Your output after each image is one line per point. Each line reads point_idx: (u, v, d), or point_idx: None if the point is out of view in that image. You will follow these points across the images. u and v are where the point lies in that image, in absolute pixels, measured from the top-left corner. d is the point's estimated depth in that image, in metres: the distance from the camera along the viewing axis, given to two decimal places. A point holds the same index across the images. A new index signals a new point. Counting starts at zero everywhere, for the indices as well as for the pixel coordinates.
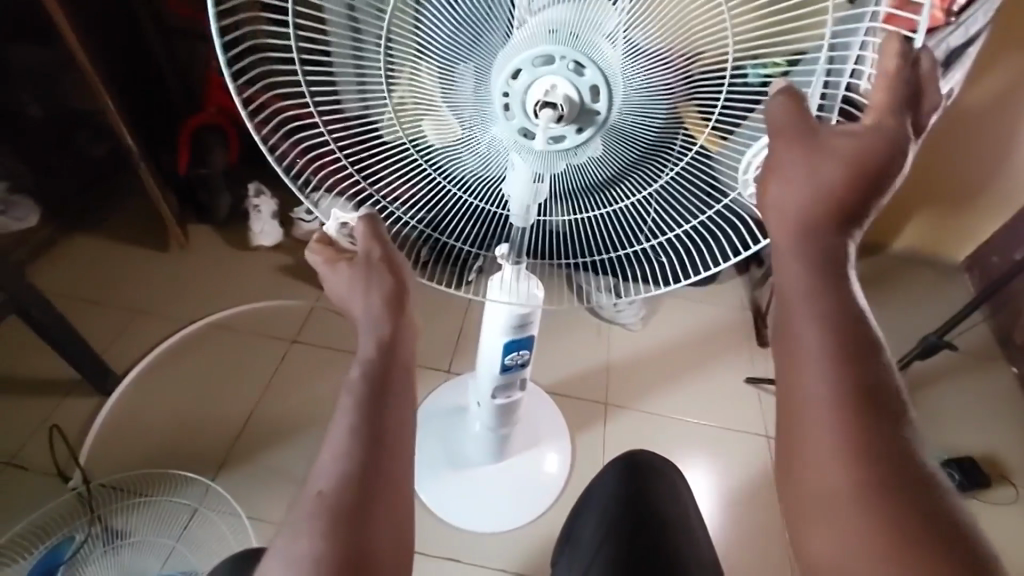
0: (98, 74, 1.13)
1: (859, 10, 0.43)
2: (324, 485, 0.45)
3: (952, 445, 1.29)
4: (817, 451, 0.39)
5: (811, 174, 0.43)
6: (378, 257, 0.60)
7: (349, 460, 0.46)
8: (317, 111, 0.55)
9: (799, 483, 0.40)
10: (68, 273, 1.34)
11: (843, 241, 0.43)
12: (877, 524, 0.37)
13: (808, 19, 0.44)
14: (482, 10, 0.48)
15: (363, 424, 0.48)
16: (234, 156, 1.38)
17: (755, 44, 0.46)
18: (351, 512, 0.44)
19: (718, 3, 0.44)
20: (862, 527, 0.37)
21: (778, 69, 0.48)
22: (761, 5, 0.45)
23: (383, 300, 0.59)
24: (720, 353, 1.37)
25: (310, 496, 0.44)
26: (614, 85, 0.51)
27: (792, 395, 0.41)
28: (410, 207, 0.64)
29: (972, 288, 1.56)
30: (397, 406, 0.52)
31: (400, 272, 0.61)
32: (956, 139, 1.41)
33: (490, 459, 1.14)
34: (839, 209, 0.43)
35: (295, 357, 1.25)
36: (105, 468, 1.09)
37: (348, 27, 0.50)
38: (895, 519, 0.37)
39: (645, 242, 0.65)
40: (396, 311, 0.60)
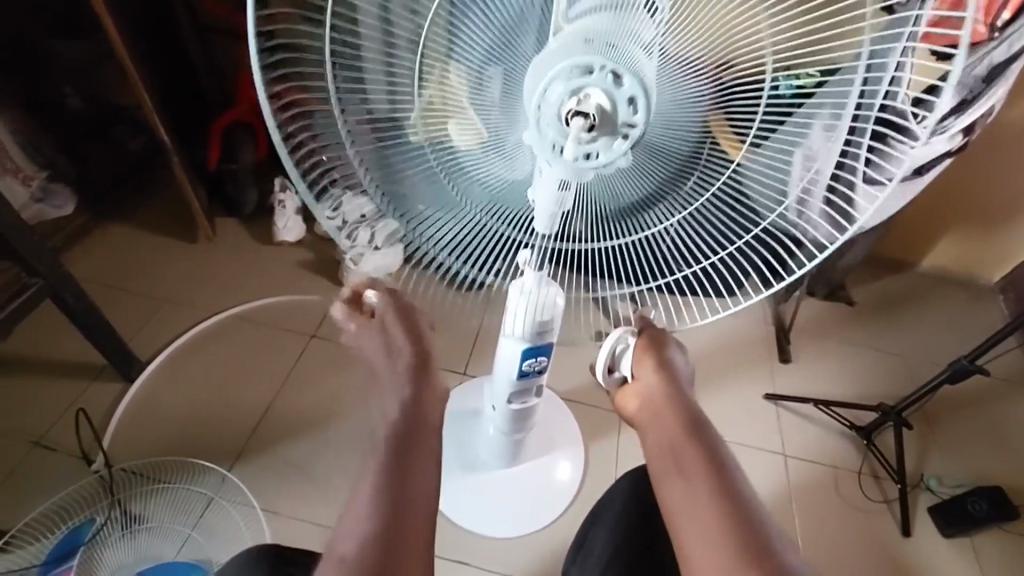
0: (137, 69, 1.17)
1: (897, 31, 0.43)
2: None
3: (979, 473, 1.25)
4: (687, 481, 0.59)
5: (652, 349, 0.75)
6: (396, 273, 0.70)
7: None
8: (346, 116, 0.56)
9: (677, 507, 0.57)
10: (99, 261, 1.38)
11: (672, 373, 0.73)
12: (722, 518, 0.55)
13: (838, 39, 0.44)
14: (515, 12, 0.49)
15: None
16: (263, 152, 1.40)
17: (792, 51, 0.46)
18: None
19: (753, 7, 0.44)
20: (712, 523, 0.54)
21: (811, 80, 0.48)
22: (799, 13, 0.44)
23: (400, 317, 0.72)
24: (740, 367, 1.35)
25: None
26: (649, 95, 0.50)
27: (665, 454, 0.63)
28: (429, 212, 0.64)
29: (1006, 311, 1.51)
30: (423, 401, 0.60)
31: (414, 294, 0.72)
32: (996, 156, 1.36)
33: (501, 463, 1.13)
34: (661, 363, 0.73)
35: (313, 352, 1.27)
36: (127, 453, 1.11)
37: (378, 23, 0.51)
38: (730, 514, 0.55)
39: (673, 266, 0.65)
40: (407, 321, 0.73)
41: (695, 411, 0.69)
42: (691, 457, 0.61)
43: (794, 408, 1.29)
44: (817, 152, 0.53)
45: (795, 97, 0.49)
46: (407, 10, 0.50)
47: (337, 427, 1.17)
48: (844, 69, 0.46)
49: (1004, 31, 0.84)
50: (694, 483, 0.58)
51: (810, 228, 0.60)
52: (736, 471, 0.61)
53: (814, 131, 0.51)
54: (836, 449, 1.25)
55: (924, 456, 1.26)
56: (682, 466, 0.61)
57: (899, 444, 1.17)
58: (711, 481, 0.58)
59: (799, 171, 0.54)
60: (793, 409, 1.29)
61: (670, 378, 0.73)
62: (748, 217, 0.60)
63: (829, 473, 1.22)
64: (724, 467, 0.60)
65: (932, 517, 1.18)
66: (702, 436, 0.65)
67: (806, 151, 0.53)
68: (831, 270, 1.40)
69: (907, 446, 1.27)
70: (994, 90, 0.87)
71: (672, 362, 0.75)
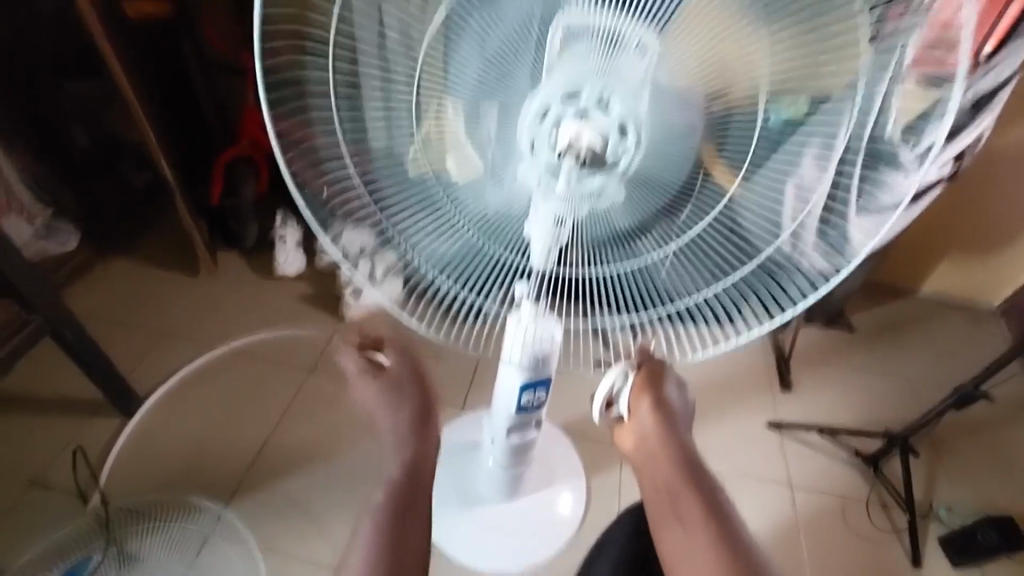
0: (143, 108, 1.19)
1: (887, 53, 0.45)
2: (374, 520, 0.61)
3: (989, 502, 1.22)
4: (689, 528, 0.67)
5: (647, 386, 0.76)
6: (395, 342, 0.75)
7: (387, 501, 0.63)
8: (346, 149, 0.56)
9: (680, 552, 0.66)
10: (102, 296, 1.39)
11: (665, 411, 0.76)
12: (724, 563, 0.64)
13: (833, 64, 0.46)
14: (511, 49, 0.50)
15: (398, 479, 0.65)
16: (263, 187, 1.42)
17: (789, 80, 0.46)
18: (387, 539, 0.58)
19: (740, 38, 0.45)
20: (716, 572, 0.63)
21: (802, 109, 0.49)
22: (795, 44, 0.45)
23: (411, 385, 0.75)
24: (741, 396, 1.34)
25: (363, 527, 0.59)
26: (639, 128, 0.52)
27: (667, 502, 0.71)
28: (421, 239, 0.64)
29: (1008, 334, 1.51)
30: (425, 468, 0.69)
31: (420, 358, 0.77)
32: (989, 182, 1.37)
33: (501, 498, 1.11)
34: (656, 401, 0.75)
35: (312, 386, 1.27)
36: (123, 492, 1.10)
37: (376, 55, 0.50)
38: (730, 557, 0.64)
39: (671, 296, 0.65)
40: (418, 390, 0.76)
41: (685, 443, 0.76)
42: (686, 498, 0.70)
43: (798, 437, 1.28)
44: (808, 183, 0.53)
45: (786, 128, 0.50)
46: (403, 48, 0.50)
47: (335, 462, 1.16)
48: (833, 98, 0.47)
49: (988, 62, 0.85)
50: (682, 517, 0.69)
51: (806, 258, 0.60)
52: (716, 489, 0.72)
53: (804, 161, 0.52)
54: (843, 479, 1.23)
55: (932, 486, 1.24)
56: (676, 509, 0.70)
57: (905, 474, 1.15)
58: (708, 526, 0.67)
59: (791, 204, 0.55)
60: (797, 438, 1.27)
61: (662, 420, 0.75)
62: (748, 246, 0.60)
63: (836, 504, 1.19)
64: (711, 496, 0.70)
65: (943, 549, 1.15)
66: (689, 470, 0.73)
67: (797, 181, 0.53)
68: (830, 296, 1.40)
69: (914, 474, 1.25)
70: (983, 117, 0.89)
71: (668, 400, 0.77)
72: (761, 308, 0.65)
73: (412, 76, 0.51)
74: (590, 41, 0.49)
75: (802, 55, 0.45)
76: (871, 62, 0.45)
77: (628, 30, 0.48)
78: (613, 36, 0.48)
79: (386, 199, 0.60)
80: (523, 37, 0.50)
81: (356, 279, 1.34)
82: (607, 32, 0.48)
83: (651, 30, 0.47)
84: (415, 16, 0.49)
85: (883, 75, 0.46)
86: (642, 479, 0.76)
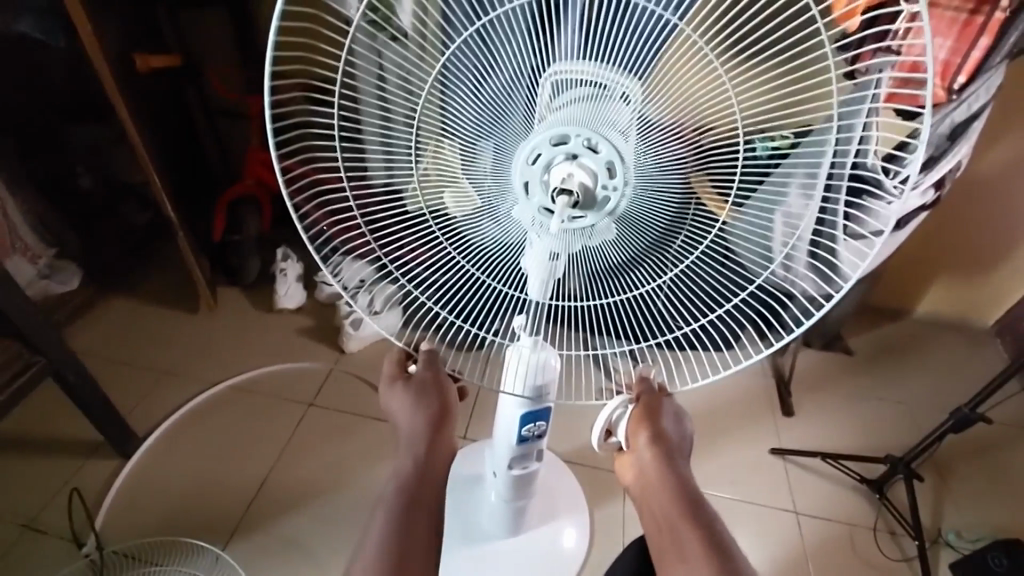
0: (149, 151, 1.22)
1: (862, 92, 0.47)
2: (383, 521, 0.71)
3: (999, 526, 1.20)
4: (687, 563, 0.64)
5: (642, 418, 0.74)
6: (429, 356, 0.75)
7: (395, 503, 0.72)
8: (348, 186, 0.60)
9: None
10: (102, 334, 1.39)
11: (663, 441, 0.74)
12: None
13: (810, 103, 0.47)
14: (504, 93, 0.51)
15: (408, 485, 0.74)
16: (266, 224, 1.46)
17: (765, 116, 0.49)
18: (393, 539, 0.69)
19: (718, 76, 0.47)
20: None
21: (785, 142, 0.51)
22: (772, 87, 0.47)
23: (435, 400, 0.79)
24: (742, 422, 1.33)
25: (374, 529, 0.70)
26: (626, 169, 0.54)
27: (665, 537, 0.68)
28: (428, 270, 0.67)
29: (1004, 354, 1.51)
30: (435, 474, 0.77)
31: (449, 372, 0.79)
32: (976, 205, 1.40)
33: (505, 533, 1.09)
34: (653, 431, 0.73)
35: (312, 421, 1.26)
36: (121, 534, 1.08)
37: (376, 95, 0.54)
38: None
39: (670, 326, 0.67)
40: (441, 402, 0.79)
41: (684, 475, 0.73)
42: (687, 533, 0.66)
43: (802, 462, 1.27)
44: (796, 211, 0.55)
45: (773, 155, 0.51)
46: (402, 91, 0.53)
47: (335, 498, 1.15)
48: (813, 133, 0.49)
49: (962, 93, 0.88)
50: (682, 548, 0.66)
51: (797, 283, 0.62)
52: (718, 525, 0.68)
53: (792, 190, 0.53)
54: (849, 505, 1.21)
55: (939, 509, 1.22)
56: (679, 544, 0.66)
57: (911, 497, 1.14)
58: (710, 561, 0.63)
59: (782, 229, 0.57)
60: (801, 463, 1.27)
61: (658, 452, 0.73)
62: (738, 273, 0.62)
63: (844, 532, 1.18)
64: (713, 531, 0.67)
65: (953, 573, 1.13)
66: (690, 500, 0.70)
67: (785, 211, 0.55)
68: (825, 320, 1.41)
69: (921, 498, 1.24)
70: (960, 145, 0.92)
71: (667, 432, 0.74)
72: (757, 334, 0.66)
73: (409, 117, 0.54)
74: (577, 90, 0.50)
75: (779, 95, 0.47)
76: (843, 103, 0.47)
77: (614, 81, 0.49)
78: (600, 85, 0.49)
79: (389, 231, 0.64)
80: (516, 82, 0.51)
81: (355, 312, 1.35)
82: (595, 82, 0.49)
83: (634, 79, 0.48)
84: (412, 62, 0.52)
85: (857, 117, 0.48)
86: (643, 514, 0.73)
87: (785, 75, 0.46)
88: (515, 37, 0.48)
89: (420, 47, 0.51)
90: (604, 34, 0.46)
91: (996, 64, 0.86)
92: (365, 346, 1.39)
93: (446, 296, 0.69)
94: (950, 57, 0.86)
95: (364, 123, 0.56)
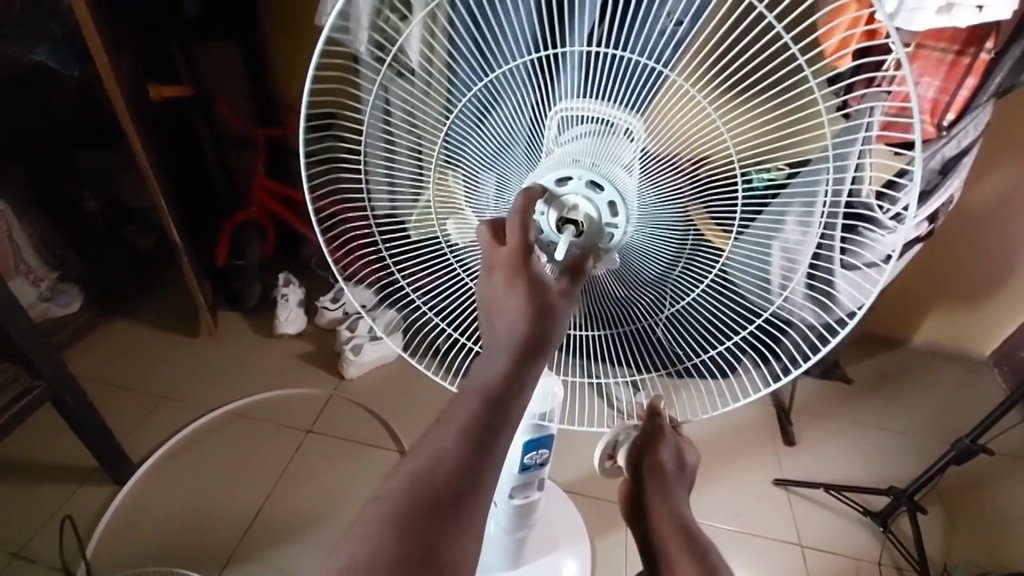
0: (158, 177, 1.24)
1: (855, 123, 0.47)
2: (388, 491, 0.43)
3: (1006, 559, 1.19)
4: None
5: (640, 434, 0.70)
6: (502, 260, 0.52)
7: (445, 458, 0.44)
8: (374, 217, 0.66)
9: None
10: (101, 357, 1.39)
11: (658, 462, 0.67)
12: None
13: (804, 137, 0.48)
14: (506, 129, 0.56)
15: (457, 452, 0.44)
16: (269, 250, 1.48)
17: (755, 153, 0.50)
18: (424, 520, 0.41)
19: (714, 123, 0.49)
20: None
21: (779, 176, 0.52)
22: (761, 123, 0.48)
23: (513, 349, 0.49)
24: (745, 451, 1.32)
25: (377, 495, 0.43)
26: (629, 203, 0.56)
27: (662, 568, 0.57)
28: (435, 297, 0.70)
29: (1004, 384, 1.52)
30: (497, 446, 0.46)
31: (524, 325, 0.50)
32: (970, 236, 1.42)
33: (504, 566, 1.07)
34: (648, 449, 0.68)
35: (309, 448, 1.24)
36: (111, 565, 1.05)
37: (382, 127, 0.59)
38: None
39: (675, 355, 0.68)
40: (528, 358, 0.50)
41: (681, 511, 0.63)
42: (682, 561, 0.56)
43: (804, 493, 1.25)
44: (792, 243, 0.56)
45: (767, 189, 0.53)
46: (407, 123, 0.58)
47: (332, 526, 1.13)
48: (808, 167, 0.51)
49: (952, 129, 0.92)
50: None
51: (797, 311, 0.62)
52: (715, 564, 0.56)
53: (787, 223, 0.54)
54: (855, 538, 1.20)
55: (948, 543, 1.20)
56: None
57: (915, 531, 1.12)
58: None
59: (778, 260, 0.58)
60: (804, 495, 1.25)
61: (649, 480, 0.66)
62: (741, 308, 0.62)
63: (851, 566, 1.16)
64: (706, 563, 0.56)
65: None
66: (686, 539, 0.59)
67: (783, 241, 0.56)
68: None
69: (926, 532, 1.22)
70: (951, 179, 0.95)
71: (665, 458, 0.68)
72: (760, 358, 0.66)
73: (409, 145, 0.59)
74: (584, 126, 0.53)
75: (771, 133, 0.49)
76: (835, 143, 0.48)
77: (617, 117, 0.51)
78: (607, 122, 0.52)
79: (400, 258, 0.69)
80: (518, 116, 0.55)
81: (356, 337, 1.36)
82: (602, 119, 0.52)
83: (636, 115, 0.51)
84: (417, 98, 0.57)
85: (851, 147, 0.48)
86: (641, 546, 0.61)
87: (776, 113, 0.48)
88: (518, 77, 0.52)
89: (425, 81, 0.56)
90: (603, 73, 0.49)
91: (983, 102, 0.89)
92: (365, 372, 1.39)
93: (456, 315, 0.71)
94: (938, 96, 0.89)
95: (370, 156, 0.61)
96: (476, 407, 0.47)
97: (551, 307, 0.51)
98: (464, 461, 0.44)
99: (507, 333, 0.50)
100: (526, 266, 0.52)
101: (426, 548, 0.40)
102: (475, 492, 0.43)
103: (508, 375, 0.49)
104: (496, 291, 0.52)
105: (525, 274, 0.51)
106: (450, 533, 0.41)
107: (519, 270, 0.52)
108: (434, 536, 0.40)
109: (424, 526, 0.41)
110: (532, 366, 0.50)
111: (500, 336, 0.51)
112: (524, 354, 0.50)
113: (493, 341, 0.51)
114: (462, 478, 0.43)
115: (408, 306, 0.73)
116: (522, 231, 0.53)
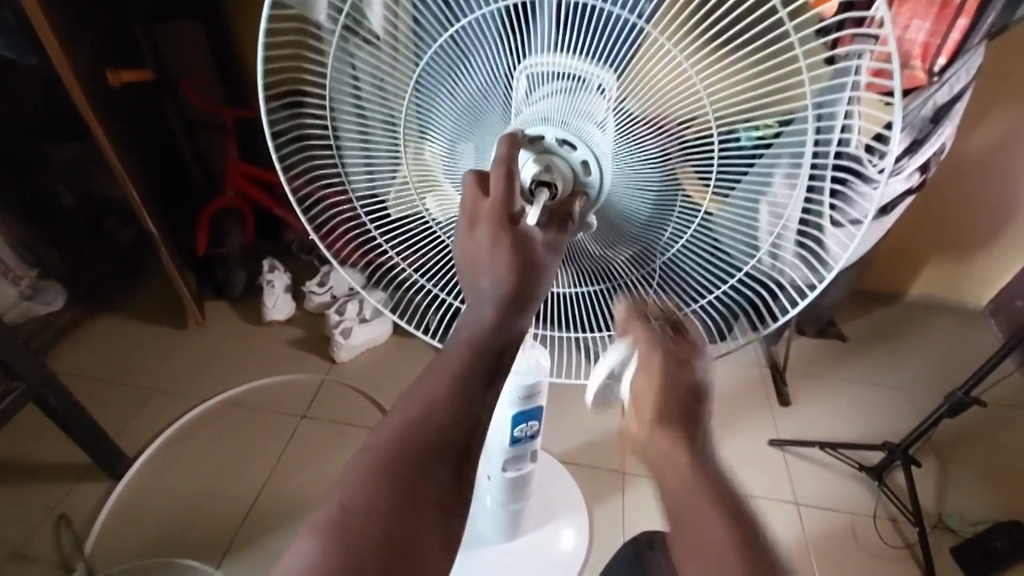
0: (125, 166, 1.20)
1: (844, 65, 0.44)
2: (373, 440, 0.43)
3: (993, 506, 1.21)
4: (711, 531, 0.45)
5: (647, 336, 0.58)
6: (486, 210, 0.51)
7: (433, 407, 0.44)
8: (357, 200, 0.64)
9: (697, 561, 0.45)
10: (88, 355, 1.37)
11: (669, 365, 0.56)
12: None
13: (783, 85, 0.45)
14: (479, 93, 0.53)
15: (445, 399, 0.44)
16: (251, 236, 1.46)
17: (741, 111, 0.47)
18: (412, 470, 0.41)
19: (690, 80, 0.46)
20: None
21: (769, 131, 0.48)
22: (745, 69, 0.45)
23: (501, 302, 0.49)
24: (740, 414, 1.33)
25: (362, 445, 0.43)
26: (602, 163, 0.54)
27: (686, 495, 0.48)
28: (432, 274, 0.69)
29: (999, 334, 1.52)
30: (487, 393, 0.46)
31: (509, 281, 0.49)
32: (966, 183, 1.38)
33: (504, 537, 1.08)
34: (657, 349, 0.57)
35: (304, 434, 1.24)
36: (112, 558, 1.06)
37: (349, 95, 0.56)
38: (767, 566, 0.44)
39: None
40: (515, 310, 0.49)
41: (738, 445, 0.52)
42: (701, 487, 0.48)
43: (799, 452, 1.26)
44: (781, 201, 0.53)
45: (756, 145, 0.49)
46: (376, 93, 0.55)
47: None
48: (796, 119, 0.47)
49: (944, 75, 0.86)
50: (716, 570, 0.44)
51: (787, 271, 0.58)
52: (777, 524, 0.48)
53: (775, 180, 0.51)
54: (848, 493, 1.21)
55: (943, 493, 1.22)
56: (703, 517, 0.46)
57: (909, 484, 1.14)
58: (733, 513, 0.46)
59: (766, 220, 0.55)
60: (800, 453, 1.26)
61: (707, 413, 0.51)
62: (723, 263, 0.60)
63: (844, 520, 1.17)
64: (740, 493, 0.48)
65: (953, 557, 1.12)
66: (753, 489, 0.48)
67: (770, 200, 0.53)
68: (817, 307, 1.41)
69: (920, 484, 1.23)
70: (943, 126, 0.93)
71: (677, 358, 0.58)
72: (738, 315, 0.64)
73: (380, 122, 0.57)
74: (554, 84, 0.50)
75: (757, 82, 0.45)
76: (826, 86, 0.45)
77: (589, 73, 0.48)
78: (577, 78, 0.49)
79: (394, 239, 0.67)
80: (492, 82, 0.52)
81: (345, 321, 1.34)
82: (571, 76, 0.49)
83: (611, 71, 0.48)
84: (385, 67, 0.53)
85: (841, 92, 0.45)
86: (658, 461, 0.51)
87: (759, 63, 0.45)
88: (488, 40, 0.50)
89: (392, 49, 0.52)
90: (576, 29, 0.46)
91: (976, 44, 0.85)
92: (357, 355, 1.38)
93: (442, 287, 0.70)
94: (929, 39, 0.84)
95: (342, 130, 0.58)
96: (460, 361, 0.47)
97: (535, 260, 0.51)
98: (453, 407, 0.44)
99: (493, 287, 0.49)
100: (509, 220, 0.51)
101: (416, 492, 0.40)
102: (463, 444, 0.43)
103: (494, 329, 0.48)
104: (478, 246, 0.50)
105: (508, 229, 0.50)
106: (443, 480, 0.42)
107: (503, 225, 0.50)
108: (423, 487, 0.41)
109: (414, 473, 0.41)
110: (523, 319, 0.50)
111: (484, 290, 0.50)
112: (511, 306, 0.49)
113: (477, 292, 0.50)
114: (453, 427, 0.43)
115: (405, 284, 0.71)
116: (505, 183, 0.51)
